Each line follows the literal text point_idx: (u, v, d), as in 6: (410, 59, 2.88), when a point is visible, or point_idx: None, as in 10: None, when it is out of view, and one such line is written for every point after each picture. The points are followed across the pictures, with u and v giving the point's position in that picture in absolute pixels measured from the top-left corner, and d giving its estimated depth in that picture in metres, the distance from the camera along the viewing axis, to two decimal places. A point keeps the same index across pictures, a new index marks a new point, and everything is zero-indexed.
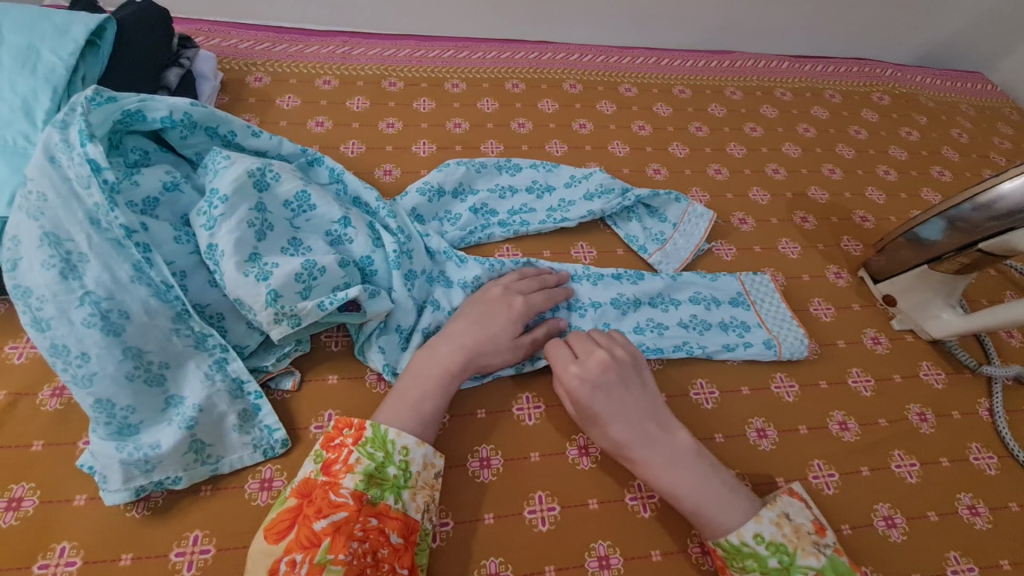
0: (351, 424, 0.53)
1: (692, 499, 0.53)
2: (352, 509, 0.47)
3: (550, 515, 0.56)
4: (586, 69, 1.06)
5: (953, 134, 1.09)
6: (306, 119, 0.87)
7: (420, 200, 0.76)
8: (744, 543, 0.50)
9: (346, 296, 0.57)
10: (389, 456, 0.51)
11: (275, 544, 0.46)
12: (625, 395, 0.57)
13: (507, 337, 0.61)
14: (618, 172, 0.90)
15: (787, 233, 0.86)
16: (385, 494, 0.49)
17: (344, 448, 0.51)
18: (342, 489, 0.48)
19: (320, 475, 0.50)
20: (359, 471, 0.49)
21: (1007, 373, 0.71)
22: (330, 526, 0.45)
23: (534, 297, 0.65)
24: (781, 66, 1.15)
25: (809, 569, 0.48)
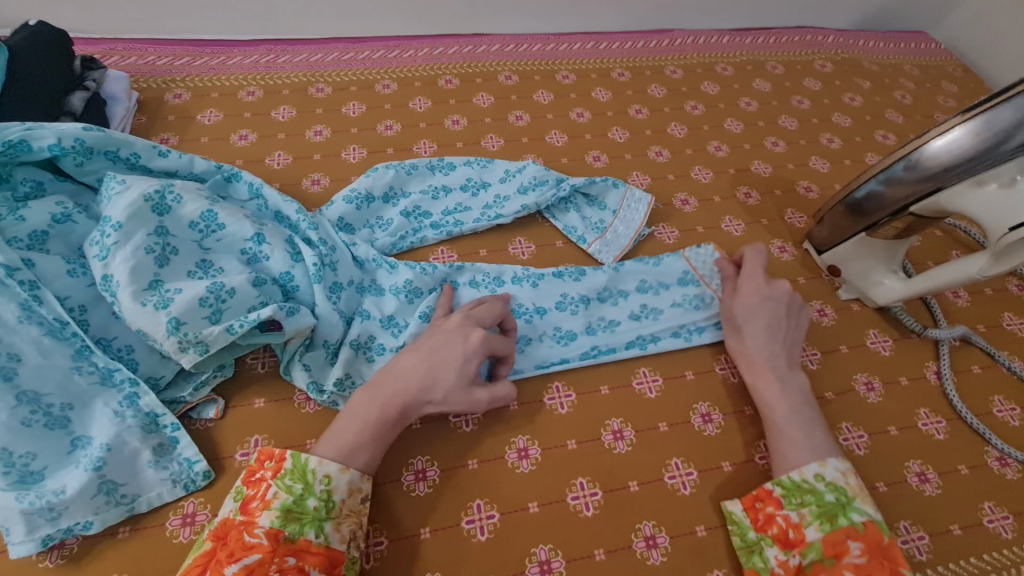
0: (272, 457, 0.50)
1: (784, 411, 0.58)
2: (267, 549, 0.45)
3: (489, 524, 0.55)
4: (522, 59, 1.04)
5: (896, 96, 1.08)
6: (229, 134, 0.84)
7: (347, 208, 0.73)
8: (804, 480, 0.53)
9: (258, 317, 0.55)
10: (309, 489, 0.48)
11: None
12: (790, 323, 0.63)
13: (461, 375, 0.55)
14: (556, 162, 0.88)
15: (731, 211, 0.85)
16: (305, 529, 0.47)
17: (263, 483, 0.49)
18: (256, 528, 0.46)
19: (238, 514, 0.47)
20: (276, 507, 0.47)
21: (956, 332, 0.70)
22: (241, 571, 0.43)
23: (494, 337, 0.58)
24: (722, 41, 1.13)
25: (866, 513, 0.50)
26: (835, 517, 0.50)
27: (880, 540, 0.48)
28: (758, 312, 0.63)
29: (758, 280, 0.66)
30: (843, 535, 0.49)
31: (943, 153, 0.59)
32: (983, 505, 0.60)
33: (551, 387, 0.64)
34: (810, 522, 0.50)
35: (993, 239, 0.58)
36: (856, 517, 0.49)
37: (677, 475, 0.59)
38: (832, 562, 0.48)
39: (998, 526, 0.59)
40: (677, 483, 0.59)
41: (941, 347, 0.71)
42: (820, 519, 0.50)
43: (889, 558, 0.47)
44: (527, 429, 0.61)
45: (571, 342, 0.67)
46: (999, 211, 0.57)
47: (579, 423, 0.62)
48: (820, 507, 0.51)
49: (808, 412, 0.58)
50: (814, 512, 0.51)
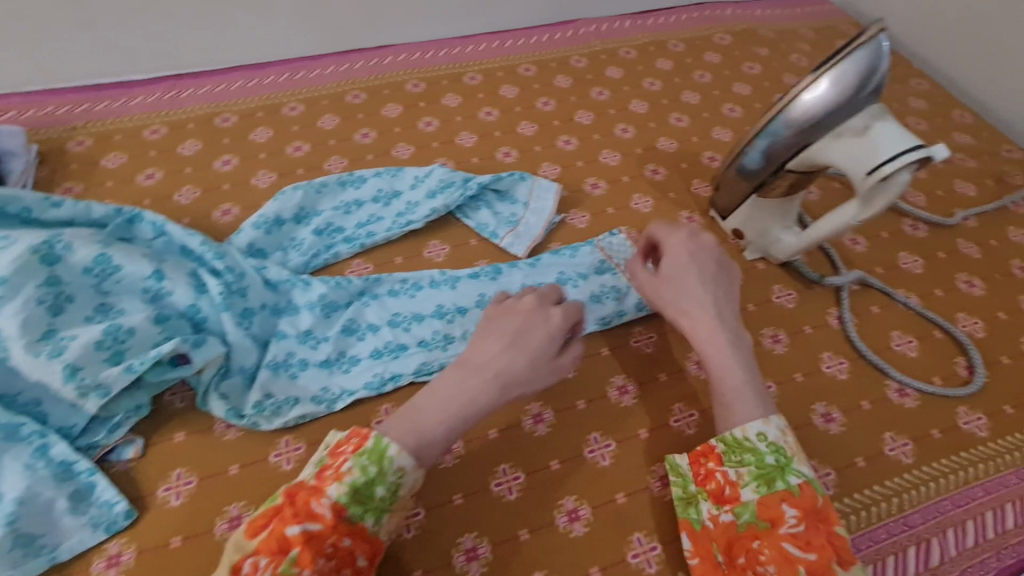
0: (357, 431, 0.50)
1: (733, 381, 0.56)
2: (328, 523, 0.46)
3: (415, 521, 0.57)
4: (428, 65, 1.05)
5: (792, 60, 1.13)
6: (135, 175, 0.84)
7: (256, 234, 0.74)
8: (746, 437, 0.54)
9: (158, 354, 0.56)
10: (383, 475, 0.48)
11: (249, 539, 0.45)
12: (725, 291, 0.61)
13: (547, 358, 0.55)
14: (467, 163, 0.90)
15: (638, 189, 0.88)
16: (365, 516, 0.47)
17: (342, 455, 0.49)
18: (323, 498, 0.47)
19: (312, 478, 0.49)
20: (346, 482, 0.47)
21: (854, 277, 0.74)
22: (301, 536, 0.44)
23: (569, 306, 0.57)
24: (624, 25, 1.16)
25: (802, 474, 0.51)
26: (772, 480, 0.51)
27: (813, 501, 0.50)
28: (696, 277, 0.60)
29: (684, 238, 0.63)
30: (778, 498, 0.50)
31: (813, 107, 0.62)
32: (885, 435, 0.64)
33: None
34: (748, 482, 0.52)
35: (857, 182, 0.62)
36: (792, 478, 0.51)
37: (596, 449, 0.63)
38: (766, 525, 0.49)
39: (899, 453, 0.63)
40: (597, 457, 0.63)
41: (841, 295, 0.75)
42: (757, 480, 0.52)
43: (823, 521, 0.49)
44: None
45: None
46: (853, 156, 0.61)
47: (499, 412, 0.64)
48: (758, 469, 0.52)
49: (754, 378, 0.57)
50: (753, 472, 0.52)
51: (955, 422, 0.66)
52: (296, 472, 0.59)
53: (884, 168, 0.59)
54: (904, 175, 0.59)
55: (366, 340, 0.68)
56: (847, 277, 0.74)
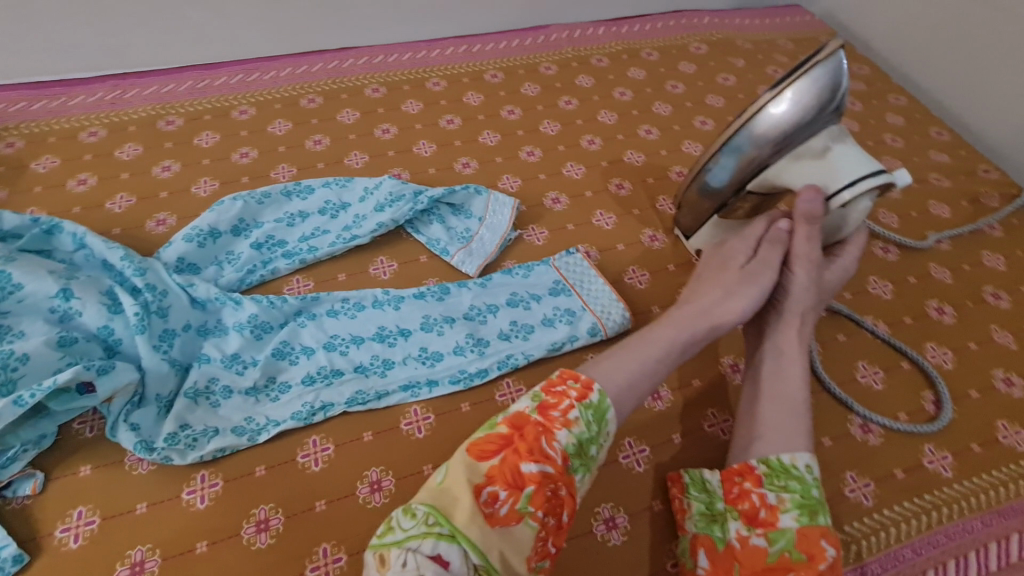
0: (577, 379, 0.50)
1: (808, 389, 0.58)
2: (558, 468, 0.45)
3: (336, 568, 0.52)
4: (391, 70, 1.01)
5: (768, 71, 1.10)
6: (66, 180, 0.79)
7: (187, 247, 0.69)
8: (794, 465, 0.52)
9: (54, 383, 0.51)
10: (596, 434, 0.48)
11: (479, 461, 0.45)
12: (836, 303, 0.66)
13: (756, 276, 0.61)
14: (424, 173, 0.86)
15: (602, 204, 0.84)
16: (577, 470, 0.47)
17: (565, 399, 0.48)
18: (554, 441, 0.46)
19: (535, 414, 0.48)
20: (573, 433, 0.47)
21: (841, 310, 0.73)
22: (539, 475, 0.44)
23: (779, 228, 0.64)
24: (597, 33, 1.13)
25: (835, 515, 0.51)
26: (816, 513, 0.50)
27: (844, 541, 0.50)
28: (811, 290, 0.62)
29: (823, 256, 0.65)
30: (818, 532, 0.49)
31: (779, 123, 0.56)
32: (845, 475, 0.61)
33: (409, 411, 0.62)
34: (790, 509, 0.50)
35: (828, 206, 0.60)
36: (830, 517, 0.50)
37: None
38: (803, 557, 0.48)
39: (858, 494, 0.59)
40: None
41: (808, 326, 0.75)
42: (800, 510, 0.50)
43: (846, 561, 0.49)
44: (380, 460, 0.58)
45: (437, 363, 0.65)
46: (825, 176, 0.59)
47: (437, 445, 0.60)
48: (802, 498, 0.50)
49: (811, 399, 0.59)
50: (796, 500, 0.50)
51: (919, 461, 0.62)
52: (209, 511, 0.54)
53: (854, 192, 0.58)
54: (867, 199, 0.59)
55: (298, 365, 0.63)
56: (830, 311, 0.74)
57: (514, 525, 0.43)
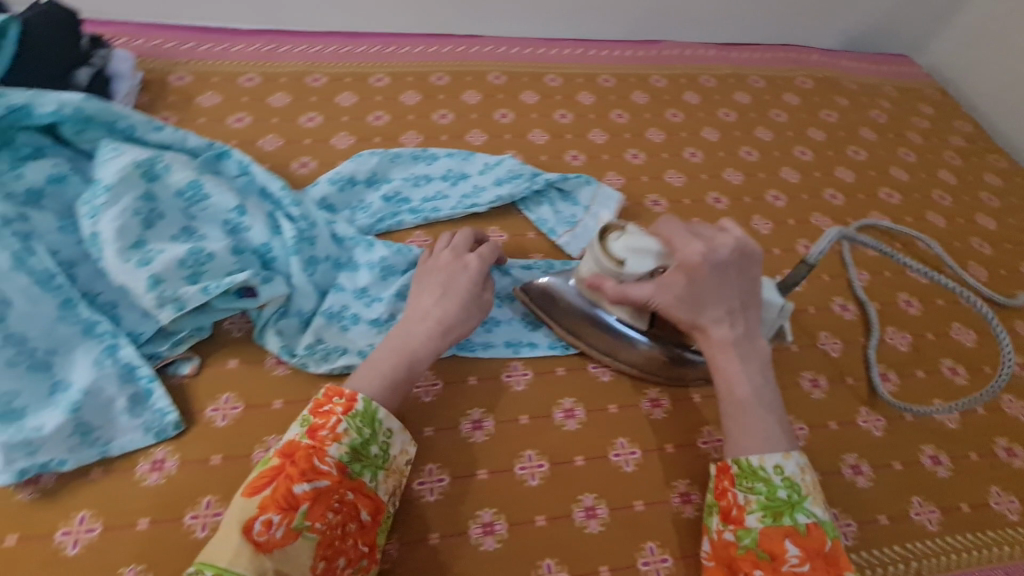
0: (342, 394, 0.54)
1: (746, 391, 0.58)
2: (335, 479, 0.49)
3: (439, 486, 0.60)
4: (512, 61, 1.08)
5: (871, 115, 1.12)
6: (226, 116, 0.89)
7: (330, 189, 0.78)
8: (761, 467, 0.54)
9: (233, 282, 0.59)
10: (373, 436, 0.53)
11: (251, 497, 0.47)
12: (733, 265, 0.60)
13: (473, 296, 0.63)
14: (536, 159, 0.92)
15: (698, 214, 0.89)
16: (361, 473, 0.52)
17: (332, 415, 0.52)
18: (327, 457, 0.50)
19: (305, 437, 0.51)
20: (345, 442, 0.51)
21: (774, 306, 0.62)
22: (312, 492, 0.48)
23: (486, 251, 0.66)
24: (706, 54, 1.17)
25: (812, 514, 0.52)
26: (779, 514, 0.52)
27: (822, 544, 0.50)
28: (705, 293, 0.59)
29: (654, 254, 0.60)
30: (782, 532, 0.51)
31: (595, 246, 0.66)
32: (911, 499, 0.64)
33: (511, 364, 0.68)
34: (754, 510, 0.53)
35: (596, 262, 0.62)
36: (800, 517, 0.52)
37: (621, 454, 0.64)
38: (766, 555, 0.50)
39: (923, 518, 0.63)
40: (621, 461, 0.64)
41: (784, 329, 0.66)
42: (764, 511, 0.52)
43: (830, 563, 0.49)
44: (481, 403, 0.65)
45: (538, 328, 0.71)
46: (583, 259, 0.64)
47: (535, 401, 0.66)
48: (767, 500, 0.53)
49: (764, 391, 0.58)
50: (761, 502, 0.53)
51: (986, 500, 0.65)
52: None
53: (607, 239, 0.62)
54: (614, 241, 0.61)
55: None
56: (784, 311, 0.63)
57: (291, 544, 0.46)
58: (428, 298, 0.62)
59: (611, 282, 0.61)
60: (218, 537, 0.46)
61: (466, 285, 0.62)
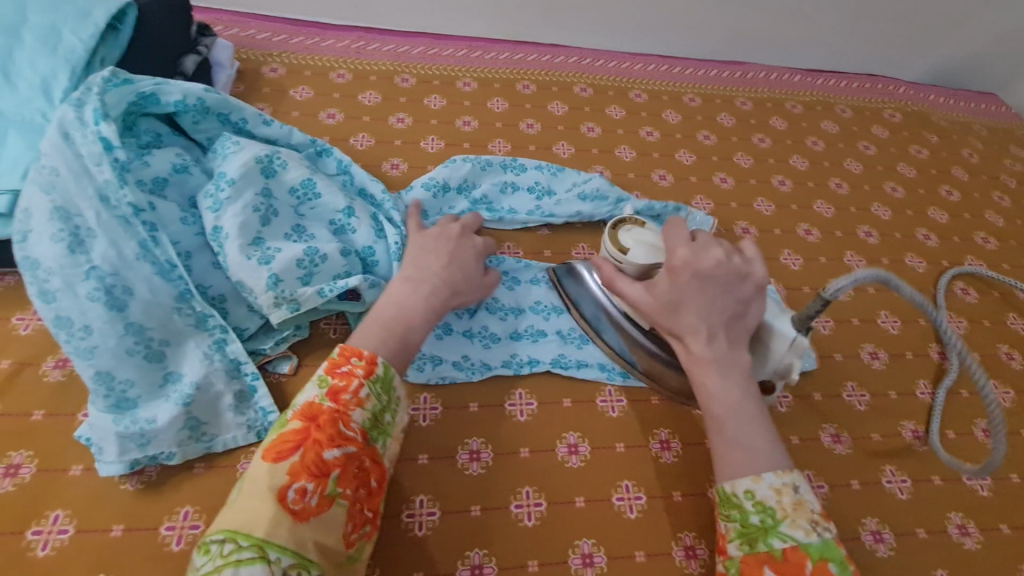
0: (361, 356, 0.51)
1: (730, 402, 0.53)
2: (359, 445, 0.47)
3: (536, 511, 0.57)
4: (598, 73, 1.06)
5: (962, 154, 1.08)
6: (318, 111, 0.89)
7: (424, 195, 0.77)
8: (734, 493, 0.50)
9: (346, 285, 0.58)
10: (389, 403, 0.51)
11: (275, 462, 0.44)
12: (717, 278, 0.55)
13: (478, 271, 0.62)
14: (623, 176, 0.91)
15: (789, 245, 0.86)
16: (377, 439, 0.49)
17: (354, 380, 0.49)
18: (351, 423, 0.47)
19: (326, 401, 0.48)
20: (367, 409, 0.49)
21: (783, 337, 0.55)
22: (342, 457, 0.45)
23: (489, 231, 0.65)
24: (793, 79, 1.14)
25: (790, 538, 0.47)
26: (755, 541, 0.48)
27: (801, 567, 0.46)
28: (695, 294, 0.55)
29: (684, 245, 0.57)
30: (759, 560, 0.47)
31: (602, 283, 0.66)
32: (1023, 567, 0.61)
33: (604, 390, 0.66)
34: (732, 538, 0.49)
35: (603, 250, 0.61)
36: (777, 543, 0.47)
37: None
38: None
39: None
40: None
41: (793, 367, 0.56)
42: (741, 539, 0.49)
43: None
44: (578, 427, 0.63)
45: None
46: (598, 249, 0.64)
47: (629, 428, 0.64)
48: (742, 527, 0.49)
49: (743, 407, 0.53)
50: (738, 529, 0.49)
51: None
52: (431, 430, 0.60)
53: (619, 228, 0.62)
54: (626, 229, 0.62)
55: (504, 320, 0.68)
56: (797, 345, 0.55)
57: (326, 511, 0.44)
58: (434, 261, 0.59)
59: (609, 267, 0.60)
60: (239, 505, 0.43)
61: (471, 260, 0.61)
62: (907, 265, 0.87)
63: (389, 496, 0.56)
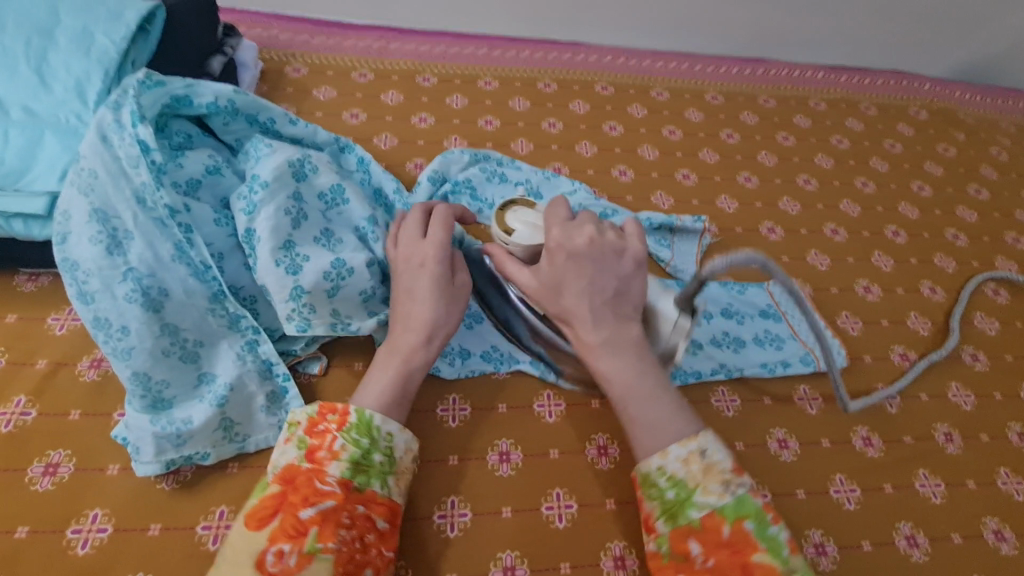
0: (334, 410, 0.50)
1: (622, 383, 0.51)
2: (339, 497, 0.46)
3: (567, 513, 0.57)
4: (619, 72, 1.06)
5: (991, 151, 1.07)
6: (341, 111, 0.89)
7: (428, 188, 0.76)
8: (649, 472, 0.48)
9: (354, 326, 0.59)
10: (375, 443, 0.49)
11: (256, 531, 0.43)
12: (590, 256, 0.53)
13: (443, 286, 0.56)
14: (647, 176, 0.90)
15: (816, 245, 0.85)
16: (370, 482, 0.48)
17: (328, 435, 0.48)
18: (328, 476, 0.46)
19: (304, 462, 0.47)
20: (345, 458, 0.47)
21: (666, 317, 0.56)
22: (319, 515, 0.44)
23: (436, 232, 0.57)
24: (816, 76, 1.13)
25: (706, 505, 0.46)
26: (676, 515, 0.46)
27: (719, 532, 0.45)
28: (570, 279, 0.53)
29: (558, 226, 0.54)
30: (685, 532, 0.46)
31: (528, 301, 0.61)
32: None
33: None
34: (657, 516, 0.48)
35: (494, 235, 0.59)
36: (694, 513, 0.46)
37: None
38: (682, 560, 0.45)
39: None
40: None
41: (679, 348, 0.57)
42: (665, 517, 0.47)
43: (734, 553, 0.44)
44: (607, 428, 0.63)
45: None
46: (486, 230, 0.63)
47: None
48: (665, 503, 0.47)
49: (641, 386, 0.51)
50: (661, 507, 0.48)
51: None
52: (461, 431, 0.60)
53: (507, 209, 0.60)
54: (513, 210, 0.59)
55: None
56: (679, 327, 0.56)
57: (308, 567, 0.42)
58: (399, 306, 0.56)
59: (498, 249, 0.58)
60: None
61: (427, 280, 0.56)
62: (937, 265, 0.86)
63: (421, 497, 0.56)
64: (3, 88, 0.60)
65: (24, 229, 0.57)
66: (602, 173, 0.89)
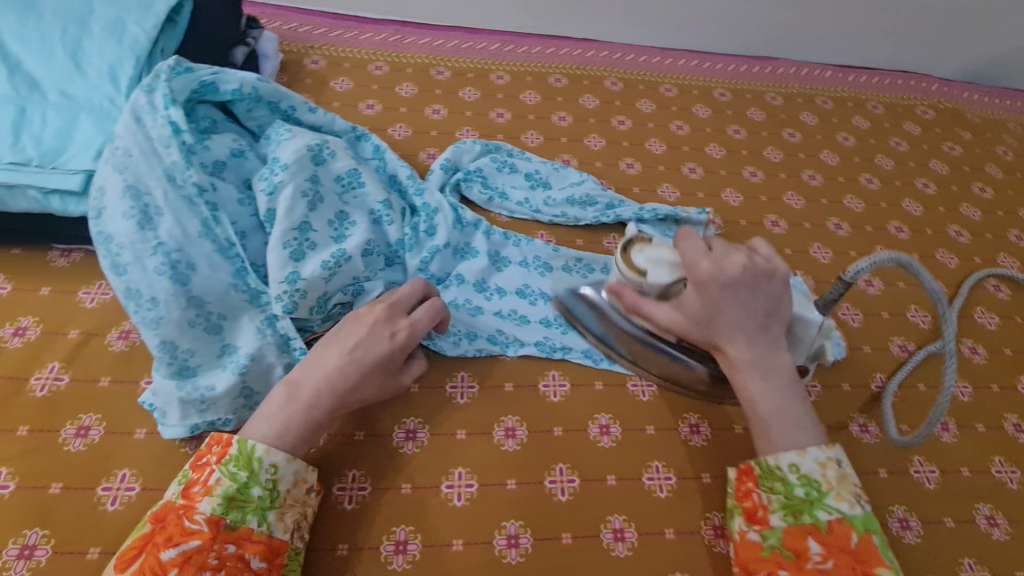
0: (219, 442, 0.50)
1: (767, 408, 0.53)
2: (206, 537, 0.45)
3: (569, 487, 0.59)
4: (629, 67, 1.08)
5: (997, 151, 1.07)
6: (358, 102, 0.92)
7: (441, 175, 0.79)
8: (778, 467, 0.52)
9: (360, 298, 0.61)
10: (252, 478, 0.48)
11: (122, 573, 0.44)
12: (744, 283, 0.54)
13: (388, 366, 0.56)
14: (653, 169, 0.92)
15: (820, 239, 0.87)
16: (247, 518, 0.47)
17: (207, 468, 0.48)
18: (197, 514, 0.46)
19: (179, 497, 0.47)
20: (218, 494, 0.47)
21: (811, 323, 0.57)
22: (178, 557, 0.44)
23: (420, 316, 0.59)
24: (824, 75, 1.14)
25: (835, 510, 0.49)
26: (800, 513, 0.50)
27: (845, 539, 0.48)
28: (722, 307, 0.54)
29: (704, 253, 0.55)
30: (804, 530, 0.49)
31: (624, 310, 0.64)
32: None
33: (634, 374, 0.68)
34: (776, 509, 0.51)
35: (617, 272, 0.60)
36: (822, 514, 0.49)
37: None
38: (790, 554, 0.48)
39: None
40: None
41: (823, 349, 0.59)
42: (785, 511, 0.50)
43: (858, 561, 0.47)
44: (610, 408, 0.65)
45: None
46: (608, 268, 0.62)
47: (659, 411, 0.65)
48: (787, 499, 0.51)
49: (786, 410, 0.53)
50: (782, 502, 0.51)
51: None
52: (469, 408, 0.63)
53: (630, 249, 0.59)
54: (637, 249, 0.59)
55: (533, 305, 0.70)
56: (823, 329, 0.58)
57: None
58: (337, 353, 0.55)
59: (631, 292, 0.59)
60: None
61: (378, 352, 0.56)
62: (939, 261, 0.87)
63: (430, 468, 0.59)
64: (41, 72, 0.64)
65: (61, 206, 0.61)
66: (610, 166, 0.91)
